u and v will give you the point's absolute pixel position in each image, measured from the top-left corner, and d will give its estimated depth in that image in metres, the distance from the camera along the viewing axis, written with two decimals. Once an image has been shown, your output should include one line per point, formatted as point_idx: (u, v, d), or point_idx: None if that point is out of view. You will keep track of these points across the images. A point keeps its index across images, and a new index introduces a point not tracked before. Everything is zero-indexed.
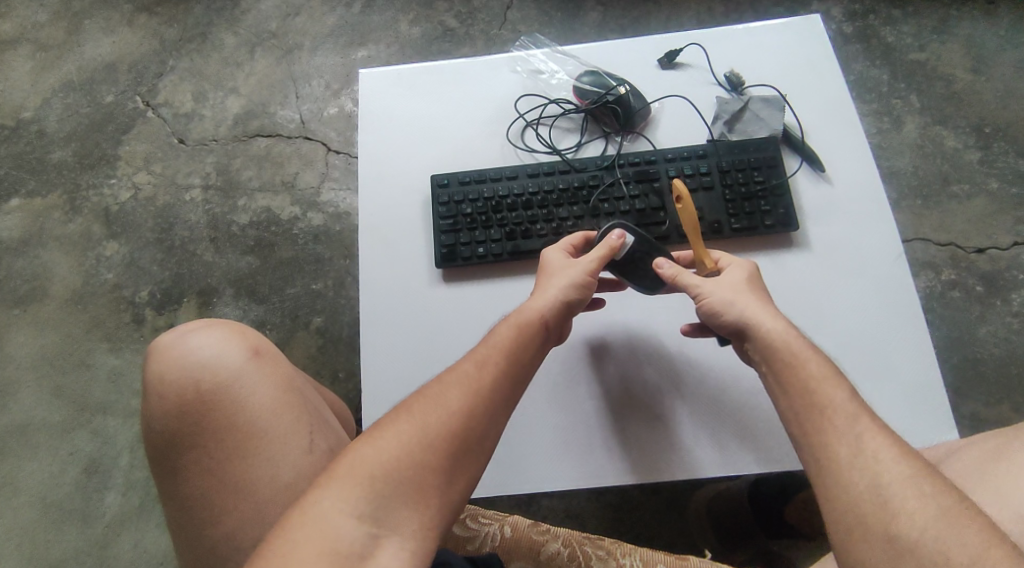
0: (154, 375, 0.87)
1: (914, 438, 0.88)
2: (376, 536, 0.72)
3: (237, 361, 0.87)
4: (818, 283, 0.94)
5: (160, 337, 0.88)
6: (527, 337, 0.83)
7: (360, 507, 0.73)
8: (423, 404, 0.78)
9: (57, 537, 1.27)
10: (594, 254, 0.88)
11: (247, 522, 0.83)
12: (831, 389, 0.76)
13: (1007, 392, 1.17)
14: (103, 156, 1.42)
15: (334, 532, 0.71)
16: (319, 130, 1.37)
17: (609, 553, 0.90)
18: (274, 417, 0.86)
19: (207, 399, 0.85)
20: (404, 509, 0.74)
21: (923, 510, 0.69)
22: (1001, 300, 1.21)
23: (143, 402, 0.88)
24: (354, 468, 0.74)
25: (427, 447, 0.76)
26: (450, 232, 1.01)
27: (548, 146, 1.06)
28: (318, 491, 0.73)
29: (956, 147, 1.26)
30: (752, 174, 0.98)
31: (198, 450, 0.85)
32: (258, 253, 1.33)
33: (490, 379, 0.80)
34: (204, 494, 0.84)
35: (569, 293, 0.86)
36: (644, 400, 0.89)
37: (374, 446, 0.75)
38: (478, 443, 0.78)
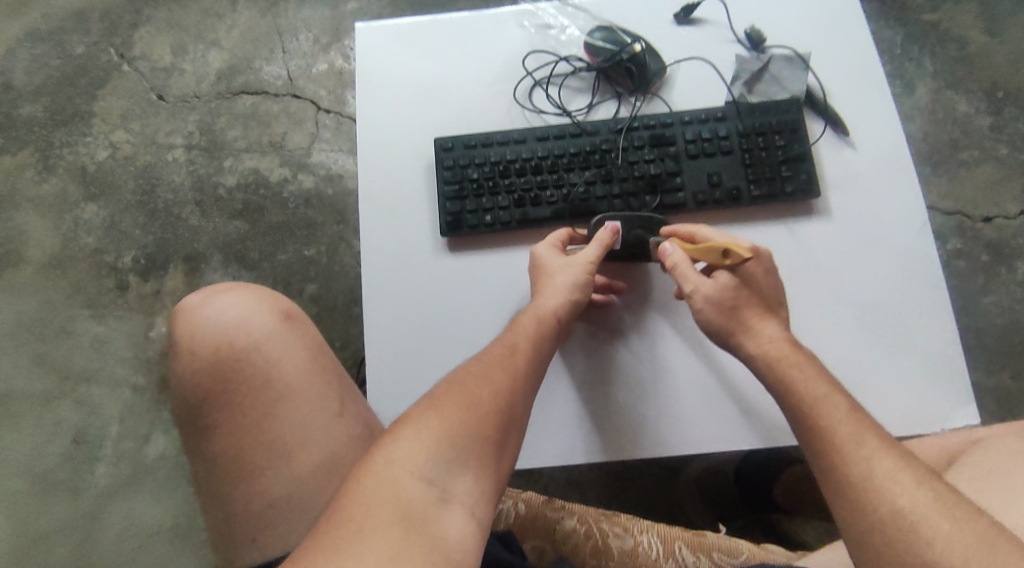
0: (184, 336, 0.87)
1: (932, 412, 0.88)
2: (443, 500, 0.70)
3: (268, 324, 0.87)
4: (845, 251, 0.93)
5: (189, 298, 0.88)
6: (547, 328, 0.85)
7: (427, 470, 0.71)
8: (473, 381, 0.78)
9: (45, 509, 1.24)
10: (590, 253, 0.89)
11: (274, 491, 0.82)
12: (831, 409, 0.76)
13: (1007, 361, 1.18)
14: (77, 113, 1.34)
15: (404, 493, 0.69)
16: (308, 88, 1.30)
17: (625, 529, 0.91)
18: (302, 382, 0.85)
19: (236, 362, 0.85)
20: (467, 475, 0.73)
21: (956, 536, 0.66)
22: (1005, 269, 1.20)
23: (176, 362, 0.87)
24: (420, 433, 0.73)
25: (480, 418, 0.75)
26: (456, 198, 0.97)
27: (558, 106, 1.01)
28: (386, 454, 0.72)
29: (968, 113, 1.23)
30: (773, 138, 0.95)
31: (226, 413, 0.84)
32: (246, 217, 1.27)
33: (522, 363, 0.81)
34: (237, 452, 0.83)
35: (577, 286, 0.87)
36: (675, 367, 0.88)
37: (435, 415, 0.75)
38: (519, 419, 0.79)
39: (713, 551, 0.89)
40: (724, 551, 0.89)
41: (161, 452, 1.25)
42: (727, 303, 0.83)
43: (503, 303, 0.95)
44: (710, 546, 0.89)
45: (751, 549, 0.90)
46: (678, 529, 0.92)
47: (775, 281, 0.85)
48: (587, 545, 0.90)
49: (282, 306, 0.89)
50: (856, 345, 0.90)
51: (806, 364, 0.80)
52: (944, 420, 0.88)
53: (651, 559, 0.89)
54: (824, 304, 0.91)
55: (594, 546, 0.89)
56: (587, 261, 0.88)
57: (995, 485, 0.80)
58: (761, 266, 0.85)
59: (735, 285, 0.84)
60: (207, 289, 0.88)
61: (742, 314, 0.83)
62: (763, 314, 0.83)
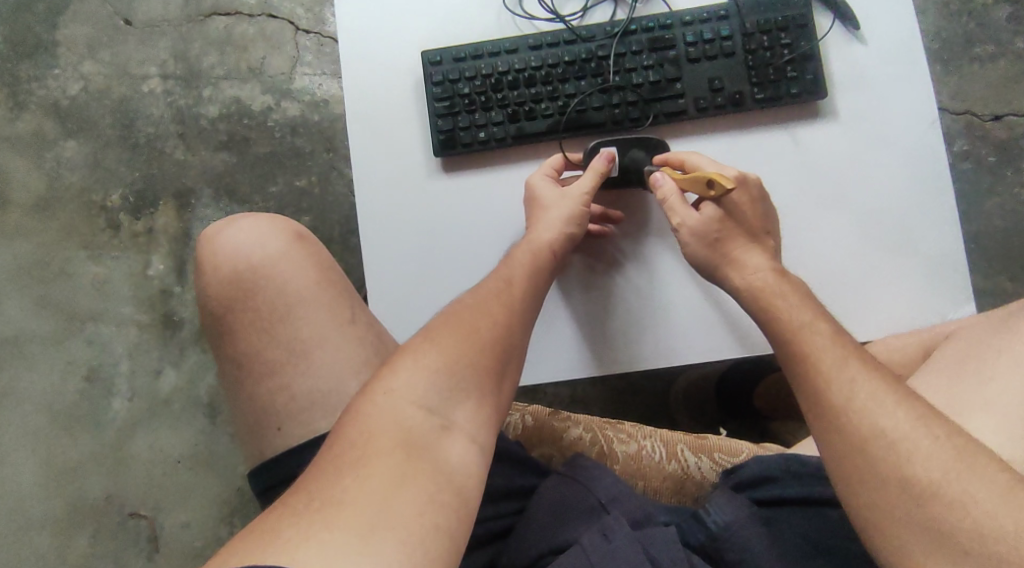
0: (201, 265, 0.85)
1: (928, 313, 0.87)
2: (444, 428, 0.66)
3: (280, 246, 0.84)
4: (849, 154, 0.89)
5: (207, 228, 0.86)
6: (541, 261, 0.82)
7: (428, 399, 0.67)
8: (467, 312, 0.74)
9: (69, 442, 1.24)
10: (580, 187, 0.87)
11: (286, 422, 0.79)
12: (814, 335, 0.74)
13: (1009, 264, 1.17)
14: (40, 44, 1.26)
15: (402, 421, 0.65)
16: (283, 6, 1.23)
17: (630, 435, 0.87)
18: (311, 306, 0.82)
19: (248, 287, 0.82)
20: (467, 404, 0.68)
21: (937, 454, 0.64)
22: (1012, 169, 1.18)
23: (197, 275, 0.85)
24: (419, 362, 0.69)
25: (480, 346, 0.71)
26: (447, 116, 0.92)
27: (550, 12, 0.94)
28: (386, 381, 0.67)
29: (984, 4, 1.16)
30: (778, 36, 0.90)
31: (239, 341, 0.81)
32: (233, 148, 1.24)
33: (518, 294, 0.78)
34: (259, 350, 0.81)
35: (570, 219, 0.84)
36: (672, 276, 0.87)
37: (433, 344, 0.70)
38: (518, 347, 0.75)
39: (713, 451, 0.86)
40: (726, 452, 0.85)
41: (175, 386, 1.24)
42: (711, 237, 0.82)
43: (504, 224, 0.92)
44: (711, 447, 0.86)
45: (752, 449, 0.86)
46: (682, 433, 0.88)
47: (763, 208, 0.83)
48: (592, 452, 0.87)
49: (293, 231, 0.86)
50: (857, 249, 0.88)
51: (790, 293, 0.78)
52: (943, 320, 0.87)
53: (655, 462, 0.85)
54: (826, 209, 0.89)
55: (600, 454, 0.86)
56: (579, 196, 0.86)
57: (986, 363, 0.77)
58: (747, 195, 0.83)
59: (722, 218, 0.83)
60: (223, 217, 0.86)
61: (725, 247, 0.82)
62: (748, 246, 0.82)
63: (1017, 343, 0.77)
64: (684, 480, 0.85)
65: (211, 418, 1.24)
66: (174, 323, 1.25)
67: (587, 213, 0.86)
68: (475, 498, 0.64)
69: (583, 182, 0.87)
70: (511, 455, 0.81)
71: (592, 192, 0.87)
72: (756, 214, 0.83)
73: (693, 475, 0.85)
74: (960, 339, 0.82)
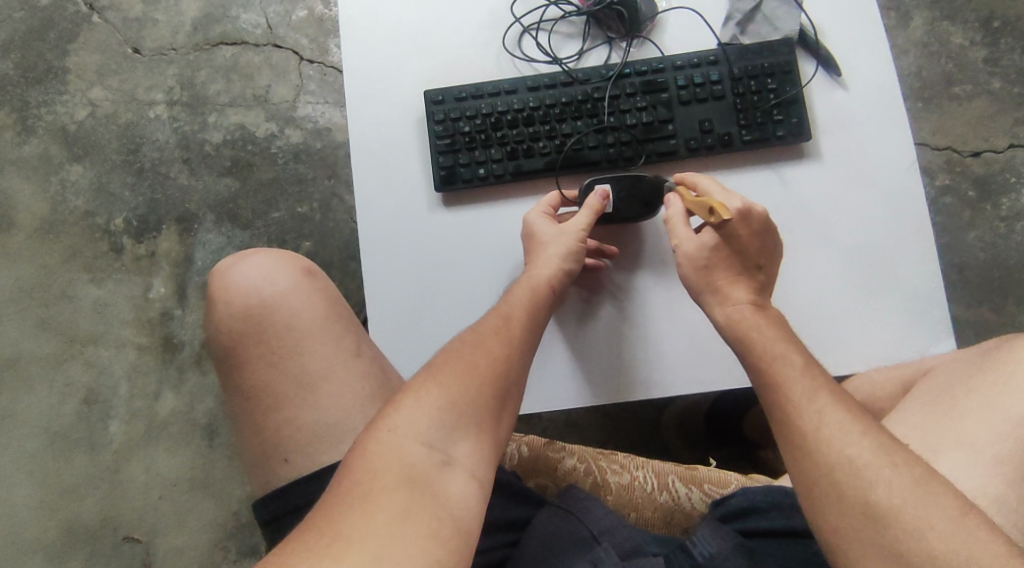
0: (212, 298, 0.88)
1: (909, 349, 0.89)
2: (446, 464, 0.70)
3: (288, 280, 0.87)
4: (833, 194, 0.92)
5: (218, 262, 0.89)
6: (539, 297, 0.85)
7: (430, 436, 0.71)
8: (468, 350, 0.78)
9: (67, 465, 1.27)
10: (581, 219, 0.89)
11: (294, 452, 0.82)
12: (786, 366, 0.78)
13: (989, 295, 1.21)
14: (50, 69, 1.30)
15: (406, 457, 0.69)
16: (288, 37, 1.27)
17: (623, 466, 0.91)
18: (318, 339, 0.85)
19: (257, 321, 0.86)
20: (467, 440, 0.72)
21: (898, 481, 0.68)
22: (991, 204, 1.22)
23: (207, 309, 0.88)
24: (422, 399, 0.72)
25: (481, 384, 0.75)
26: (449, 152, 0.94)
27: (548, 54, 0.97)
28: (390, 419, 0.71)
29: (963, 44, 1.22)
30: (765, 81, 0.92)
31: (249, 373, 0.85)
32: (236, 174, 1.27)
33: (517, 330, 0.82)
34: (268, 383, 0.84)
35: (569, 255, 0.87)
36: (662, 311, 0.91)
37: (436, 382, 0.74)
38: (518, 382, 0.78)
39: (703, 483, 0.90)
40: (714, 483, 0.90)
41: (173, 409, 1.27)
42: (701, 263, 0.85)
43: (504, 257, 0.93)
44: (701, 479, 0.90)
45: (740, 481, 0.90)
46: (672, 464, 0.92)
47: (763, 241, 0.85)
48: (586, 482, 0.90)
49: (302, 265, 0.90)
50: (841, 286, 0.90)
51: (764, 326, 0.81)
52: (921, 357, 0.89)
53: (647, 492, 0.89)
54: (810, 247, 0.91)
55: (594, 484, 0.90)
56: (579, 230, 0.88)
57: (959, 400, 0.81)
58: (747, 230, 0.84)
59: (716, 247, 0.85)
60: (234, 252, 0.90)
61: (713, 277, 0.85)
62: (735, 278, 0.85)
63: (992, 384, 0.80)
64: (674, 510, 0.89)
65: (209, 439, 1.27)
66: (174, 346, 1.28)
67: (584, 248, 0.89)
68: (474, 531, 0.68)
69: (580, 217, 0.89)
70: (508, 487, 0.85)
71: (589, 227, 0.89)
72: (752, 249, 0.85)
73: (683, 505, 0.89)
74: (935, 376, 0.85)
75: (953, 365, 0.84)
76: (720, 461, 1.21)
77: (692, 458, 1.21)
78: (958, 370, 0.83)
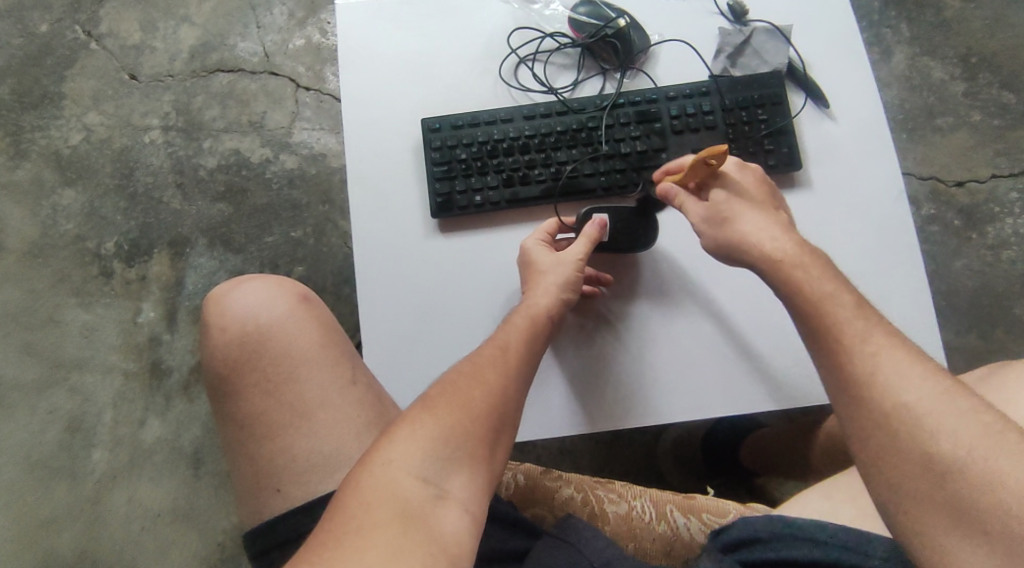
0: (208, 324, 0.88)
1: None
2: (439, 499, 0.69)
3: (284, 307, 0.87)
4: (824, 225, 0.93)
5: (215, 288, 0.89)
6: (536, 327, 0.85)
7: (424, 470, 0.70)
8: (463, 380, 0.77)
9: (48, 494, 1.25)
10: (579, 247, 0.89)
11: (287, 482, 0.82)
12: (837, 307, 0.74)
13: (976, 322, 1.23)
14: (45, 94, 1.30)
15: (398, 492, 0.68)
16: (285, 65, 1.29)
17: (621, 495, 0.91)
18: (313, 367, 0.85)
19: (253, 347, 0.85)
20: (461, 473, 0.71)
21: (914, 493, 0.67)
22: (977, 233, 1.25)
23: (203, 334, 0.88)
24: (416, 432, 0.72)
25: (476, 415, 0.74)
26: (445, 179, 0.95)
27: (543, 84, 0.99)
28: (382, 453, 0.70)
29: (943, 79, 1.26)
30: (756, 112, 0.95)
31: (244, 401, 0.84)
32: (230, 199, 1.27)
33: (513, 359, 0.81)
34: (262, 411, 0.84)
35: (566, 285, 0.87)
36: (657, 340, 0.91)
37: (430, 414, 0.73)
38: (514, 412, 0.78)
39: (702, 512, 0.90)
40: (714, 513, 0.90)
41: (159, 436, 1.26)
42: (721, 210, 0.82)
43: (500, 286, 0.93)
44: (700, 508, 0.90)
45: (738, 509, 0.90)
46: (670, 493, 0.92)
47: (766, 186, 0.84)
48: (583, 512, 0.90)
49: (298, 291, 0.89)
50: None
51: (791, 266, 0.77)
52: None
53: (646, 521, 0.89)
54: None
55: (591, 513, 0.90)
56: (575, 258, 0.89)
57: None
58: (750, 177, 0.84)
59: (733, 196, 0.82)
60: (231, 277, 0.90)
61: (736, 222, 0.81)
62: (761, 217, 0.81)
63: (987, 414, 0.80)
64: (673, 540, 0.88)
65: (195, 468, 1.25)
66: (162, 371, 1.27)
67: (580, 277, 0.89)
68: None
69: (577, 245, 0.89)
70: (508, 515, 0.85)
71: (586, 255, 0.89)
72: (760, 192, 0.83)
73: (681, 535, 0.88)
74: None
75: None
76: (716, 490, 1.21)
77: (689, 487, 1.22)
78: None
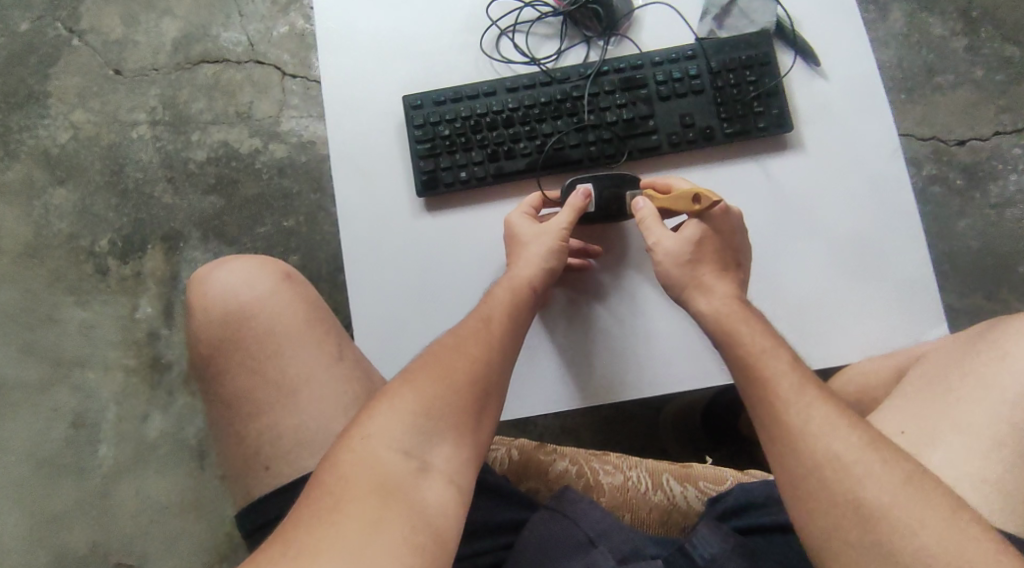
0: (193, 308, 0.87)
1: (904, 335, 0.88)
2: (423, 471, 0.68)
3: (268, 287, 0.86)
4: (817, 184, 0.91)
5: (199, 271, 0.88)
6: (521, 297, 0.83)
7: (406, 443, 0.69)
8: (447, 353, 0.76)
9: (53, 493, 1.25)
10: (563, 218, 0.87)
11: (276, 462, 0.81)
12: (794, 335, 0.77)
13: (982, 282, 1.21)
14: (32, 94, 1.30)
15: (380, 464, 0.67)
16: (270, 53, 1.28)
17: (616, 467, 0.90)
18: (299, 346, 0.84)
19: (238, 329, 0.84)
20: (445, 445, 0.70)
21: (894, 478, 0.67)
22: (980, 192, 1.22)
23: (187, 317, 0.87)
24: (397, 406, 0.71)
25: (458, 386, 0.73)
26: (429, 157, 0.93)
27: (526, 55, 0.97)
28: (364, 428, 0.70)
29: (942, 35, 1.23)
30: (744, 73, 0.92)
31: (231, 384, 0.84)
32: (220, 192, 1.26)
33: (498, 332, 0.79)
34: (249, 392, 0.83)
35: (551, 255, 0.86)
36: (645, 308, 0.90)
37: (412, 388, 0.72)
38: (499, 384, 0.77)
39: (699, 480, 0.88)
40: (710, 480, 0.88)
41: (162, 431, 1.25)
42: (688, 256, 0.84)
43: (488, 260, 0.92)
44: (696, 476, 0.89)
45: (736, 476, 0.89)
46: (665, 462, 0.91)
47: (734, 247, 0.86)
48: (578, 484, 0.89)
49: (282, 271, 0.88)
50: (830, 273, 0.89)
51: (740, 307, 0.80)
52: (915, 344, 0.87)
53: (641, 492, 0.88)
54: (798, 237, 0.90)
55: (586, 486, 0.89)
56: (558, 228, 0.87)
57: (950, 382, 0.80)
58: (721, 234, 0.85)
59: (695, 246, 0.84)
60: (214, 260, 0.89)
61: (698, 271, 0.83)
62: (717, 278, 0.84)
63: (984, 365, 0.79)
64: (670, 510, 0.87)
65: (198, 461, 1.25)
66: (161, 367, 1.26)
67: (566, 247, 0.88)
68: (454, 539, 0.66)
69: (561, 214, 0.88)
70: (502, 489, 0.84)
71: (571, 224, 0.88)
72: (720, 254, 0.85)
73: (679, 504, 0.87)
74: (927, 363, 0.84)
75: (942, 350, 0.84)
76: (717, 460, 1.19)
77: (688, 458, 1.18)
78: (949, 355, 0.82)
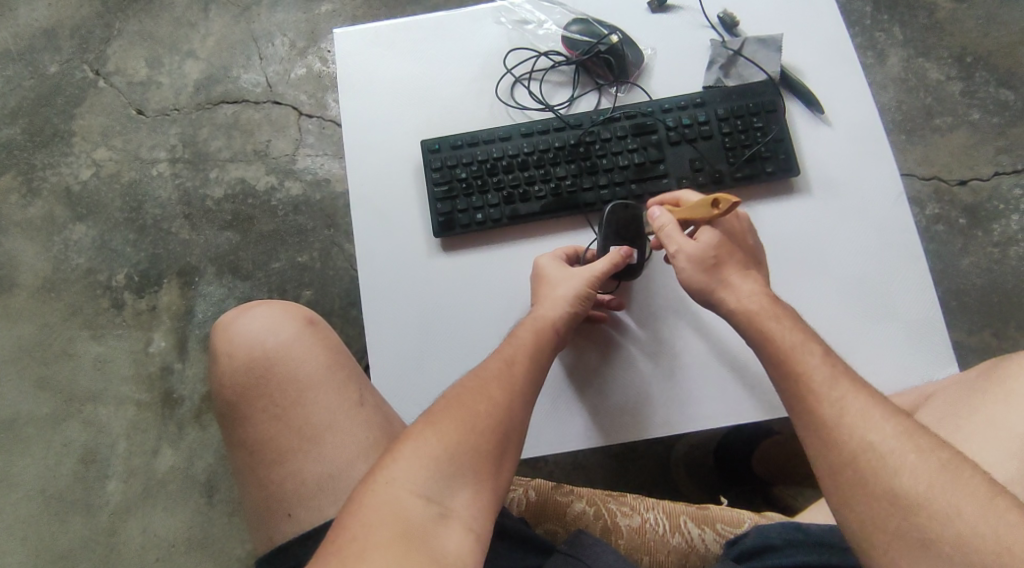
0: (218, 350, 0.88)
1: (913, 375, 0.89)
2: (442, 519, 0.70)
3: (290, 332, 0.88)
4: (826, 228, 0.93)
5: (224, 314, 0.90)
6: (543, 340, 0.84)
7: (428, 489, 0.71)
8: (468, 395, 0.77)
9: (63, 528, 1.25)
10: (599, 267, 0.88)
11: (293, 507, 0.82)
12: (806, 355, 0.78)
13: (988, 320, 1.22)
14: (56, 133, 1.34)
15: (404, 511, 0.69)
16: (288, 93, 1.32)
17: (633, 508, 0.90)
18: (319, 391, 0.86)
19: (261, 374, 0.86)
20: (466, 490, 0.72)
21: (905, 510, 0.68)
22: (982, 231, 1.24)
23: (212, 361, 0.89)
24: (421, 450, 0.73)
25: (481, 433, 0.75)
26: (446, 199, 0.95)
27: (540, 101, 1.00)
28: (387, 472, 0.72)
29: (939, 79, 1.27)
30: (751, 120, 0.95)
31: (252, 428, 0.85)
32: (237, 227, 1.29)
33: (520, 375, 0.80)
34: (271, 436, 0.84)
35: (575, 301, 0.86)
36: (645, 358, 0.90)
37: (436, 432, 0.74)
38: (520, 430, 0.77)
39: (716, 522, 0.89)
40: (728, 523, 0.89)
41: (173, 465, 1.26)
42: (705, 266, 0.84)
43: (505, 305, 0.94)
44: (714, 519, 0.89)
45: (753, 518, 0.90)
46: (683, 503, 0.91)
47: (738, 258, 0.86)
48: (596, 526, 0.89)
49: (304, 316, 0.90)
50: (838, 316, 0.91)
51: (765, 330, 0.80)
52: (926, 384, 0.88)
53: (659, 534, 0.88)
54: (806, 280, 0.92)
55: (604, 528, 0.89)
56: (591, 275, 0.87)
57: (959, 421, 0.82)
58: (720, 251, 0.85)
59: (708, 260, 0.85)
60: (240, 303, 0.90)
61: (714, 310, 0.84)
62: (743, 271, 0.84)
63: (992, 404, 0.81)
64: (688, 552, 0.87)
65: (208, 496, 1.25)
66: (173, 401, 1.28)
67: (591, 298, 0.88)
68: None
69: (599, 264, 0.88)
70: (518, 533, 0.84)
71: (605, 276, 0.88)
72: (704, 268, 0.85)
73: (697, 547, 0.88)
74: (937, 401, 0.85)
75: (953, 386, 0.85)
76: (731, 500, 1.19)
77: (702, 498, 1.20)
78: (958, 390, 0.84)
